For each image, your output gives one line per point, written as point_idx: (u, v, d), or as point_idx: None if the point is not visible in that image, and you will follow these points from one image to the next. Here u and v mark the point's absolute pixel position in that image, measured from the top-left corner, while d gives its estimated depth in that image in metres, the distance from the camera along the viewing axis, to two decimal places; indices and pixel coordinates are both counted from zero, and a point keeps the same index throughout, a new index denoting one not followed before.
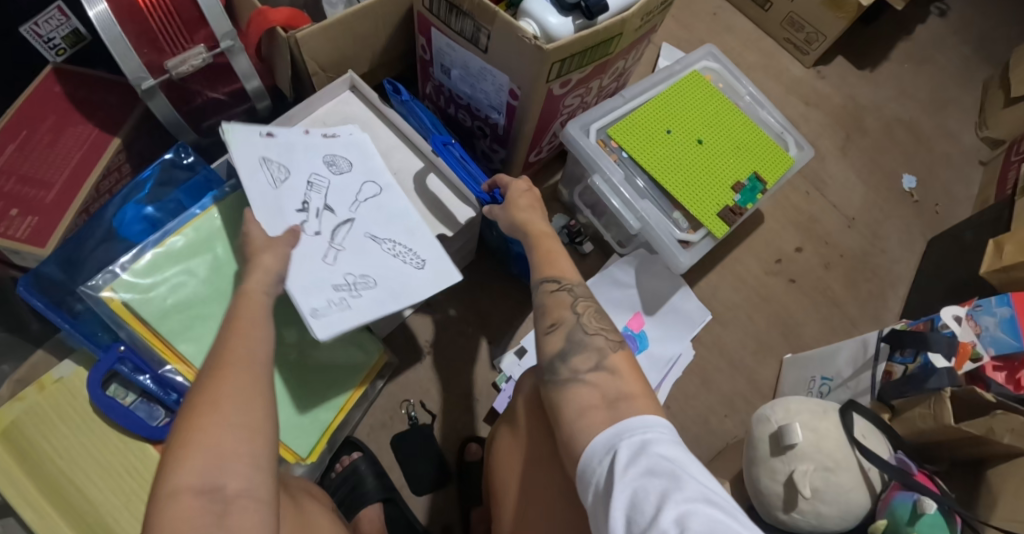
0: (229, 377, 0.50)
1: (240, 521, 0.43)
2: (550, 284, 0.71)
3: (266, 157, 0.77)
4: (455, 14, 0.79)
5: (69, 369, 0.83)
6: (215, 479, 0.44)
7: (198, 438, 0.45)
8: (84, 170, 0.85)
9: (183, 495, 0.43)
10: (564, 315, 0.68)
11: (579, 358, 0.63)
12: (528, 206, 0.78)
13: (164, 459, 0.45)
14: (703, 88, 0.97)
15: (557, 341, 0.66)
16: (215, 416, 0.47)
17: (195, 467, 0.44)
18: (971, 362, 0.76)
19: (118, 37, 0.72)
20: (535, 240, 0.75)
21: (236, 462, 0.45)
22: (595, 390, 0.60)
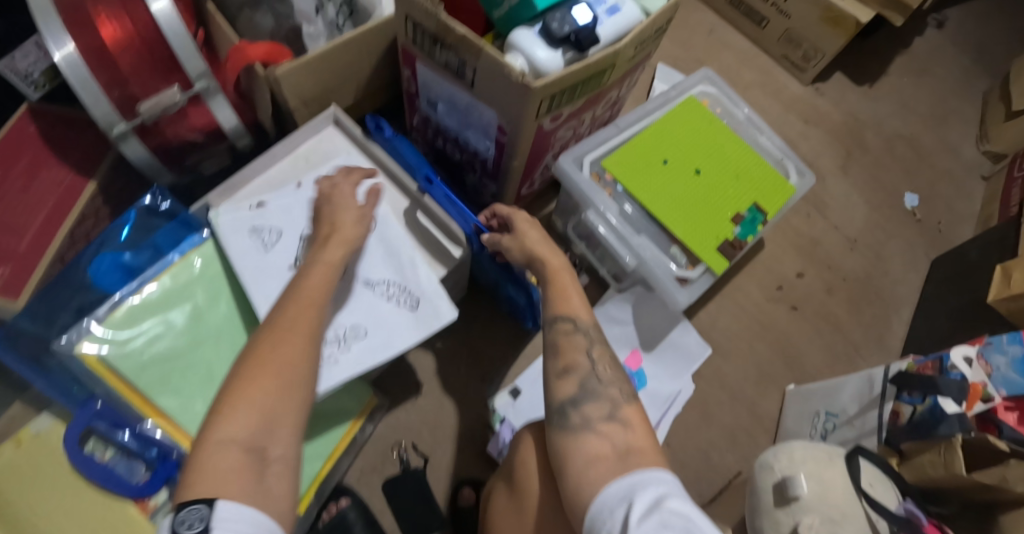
0: (290, 345, 0.56)
1: (275, 481, 0.48)
2: (564, 324, 0.66)
3: (256, 226, 0.78)
4: (439, 47, 0.75)
5: (47, 423, 0.80)
6: (261, 441, 0.50)
7: (256, 400, 0.51)
8: (58, 216, 0.82)
9: (231, 447, 0.48)
10: (578, 359, 0.64)
11: (592, 405, 0.60)
12: (539, 238, 0.73)
13: (214, 413, 0.51)
14: (700, 115, 0.93)
15: (569, 387, 0.62)
16: (271, 384, 0.53)
17: (247, 425, 0.50)
18: (982, 403, 0.72)
19: (86, 80, 0.69)
20: (550, 276, 0.70)
21: (281, 429, 0.51)
22: (604, 440, 0.56)
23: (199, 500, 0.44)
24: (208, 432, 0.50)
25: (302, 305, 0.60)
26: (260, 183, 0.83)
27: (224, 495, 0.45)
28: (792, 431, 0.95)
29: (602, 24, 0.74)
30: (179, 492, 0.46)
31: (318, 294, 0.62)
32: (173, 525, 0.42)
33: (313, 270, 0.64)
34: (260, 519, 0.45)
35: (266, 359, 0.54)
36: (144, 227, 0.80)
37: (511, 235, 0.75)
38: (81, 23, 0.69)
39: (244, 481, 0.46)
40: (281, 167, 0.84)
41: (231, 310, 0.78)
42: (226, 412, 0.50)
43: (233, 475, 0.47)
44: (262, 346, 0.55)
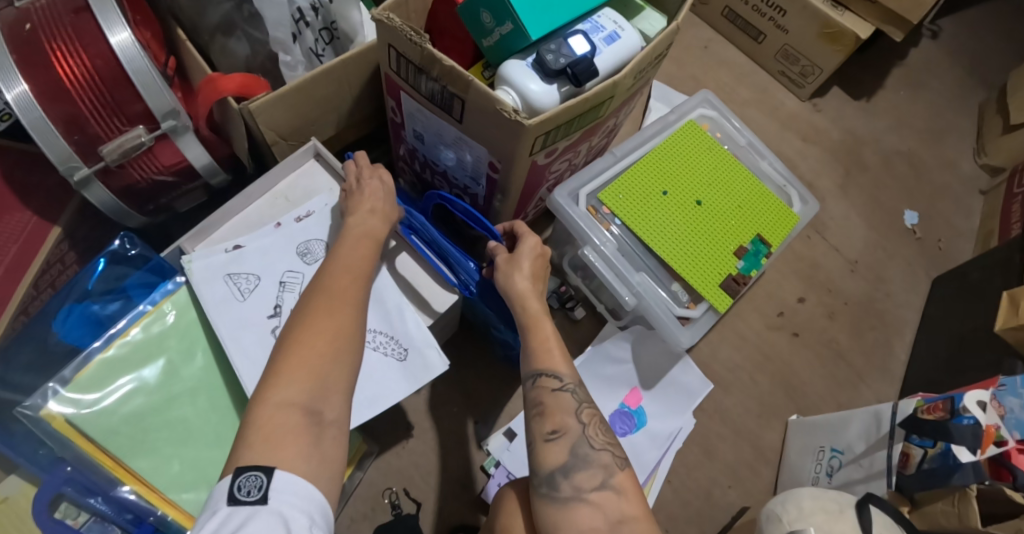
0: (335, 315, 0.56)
1: (329, 445, 0.50)
2: (548, 380, 0.61)
3: (231, 272, 0.72)
4: (423, 77, 0.69)
5: (15, 486, 0.75)
6: (317, 406, 0.50)
7: (314, 365, 0.52)
8: (20, 266, 0.78)
9: (291, 409, 0.49)
10: (567, 421, 0.59)
11: (583, 473, 0.56)
12: (530, 275, 0.68)
13: (270, 376, 0.51)
14: (701, 141, 0.90)
15: (559, 453, 0.57)
16: (326, 350, 0.53)
17: (304, 388, 0.50)
18: (994, 446, 0.66)
19: (42, 124, 0.65)
20: (530, 323, 0.64)
21: (333, 390, 0.52)
22: (597, 513, 0.53)
23: (258, 467, 0.46)
24: (264, 395, 0.50)
25: (349, 273, 0.61)
26: (238, 223, 0.78)
27: (283, 464, 0.46)
28: (795, 465, 0.93)
29: (601, 54, 0.69)
30: (236, 454, 0.47)
31: (358, 265, 0.62)
32: (233, 489, 0.45)
33: (356, 241, 0.65)
34: (316, 495, 0.47)
35: (319, 328, 0.54)
36: (113, 274, 0.75)
37: (507, 257, 0.69)
38: (36, 63, 0.65)
39: (302, 445, 0.48)
40: (258, 206, 0.79)
41: (208, 363, 0.73)
42: (285, 375, 0.51)
43: (290, 438, 0.48)
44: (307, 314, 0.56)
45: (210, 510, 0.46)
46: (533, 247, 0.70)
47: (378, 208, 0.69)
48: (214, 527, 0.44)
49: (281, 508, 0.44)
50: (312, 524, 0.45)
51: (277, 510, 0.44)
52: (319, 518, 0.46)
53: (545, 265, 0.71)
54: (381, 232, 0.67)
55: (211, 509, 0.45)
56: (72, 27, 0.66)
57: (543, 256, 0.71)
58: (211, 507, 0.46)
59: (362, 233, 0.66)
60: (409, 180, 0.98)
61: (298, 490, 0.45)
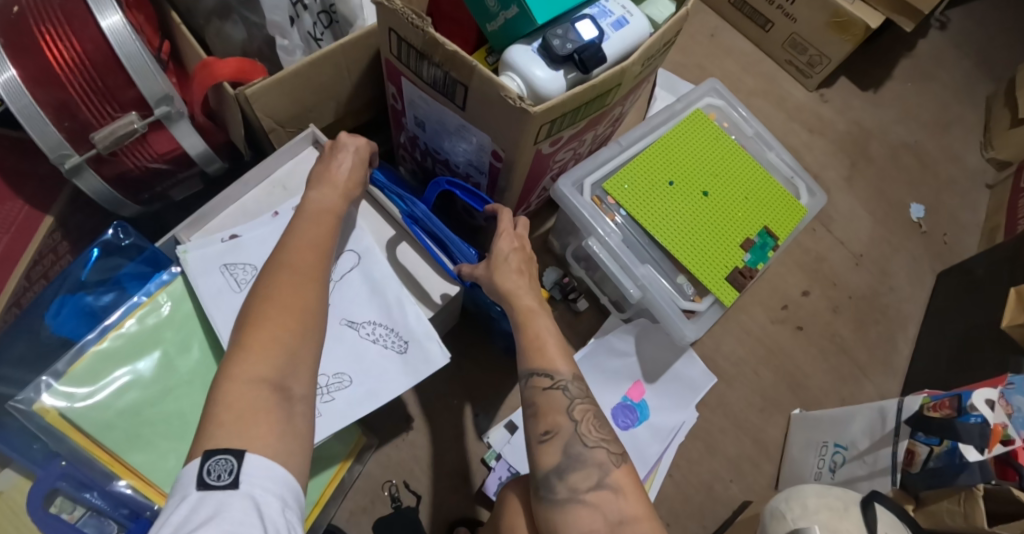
0: (293, 288, 0.55)
1: (300, 420, 0.50)
2: (541, 379, 0.60)
3: (228, 262, 0.71)
4: (425, 63, 0.67)
5: (9, 481, 0.74)
6: (282, 381, 0.50)
7: (281, 339, 0.52)
8: (11, 256, 0.75)
9: (260, 385, 0.49)
10: (559, 421, 0.58)
11: (578, 473, 0.55)
12: (516, 271, 0.66)
13: (236, 350, 0.51)
14: (708, 131, 0.88)
15: (553, 453, 0.56)
16: (294, 325, 0.53)
17: (272, 363, 0.50)
18: (1001, 444, 0.66)
19: (32, 110, 0.63)
20: (521, 320, 0.63)
21: (303, 367, 0.52)
22: (596, 513, 0.53)
23: (228, 451, 0.45)
24: (231, 372, 0.49)
25: (314, 248, 0.59)
26: (233, 212, 0.76)
27: (259, 452, 0.46)
28: (797, 460, 0.92)
29: (609, 39, 0.67)
30: (205, 433, 0.46)
31: (324, 241, 0.61)
32: (203, 474, 0.44)
33: (315, 217, 0.63)
34: (286, 476, 0.46)
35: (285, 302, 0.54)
36: (107, 264, 0.74)
37: (485, 264, 0.67)
38: (22, 44, 0.62)
39: (274, 421, 0.48)
40: (254, 195, 0.77)
41: (204, 355, 0.71)
42: (253, 350, 0.50)
43: (261, 416, 0.47)
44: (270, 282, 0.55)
45: (178, 496, 0.45)
46: (508, 243, 0.67)
47: (340, 182, 0.66)
48: (185, 514, 0.43)
49: (253, 492, 0.44)
50: (285, 507, 0.45)
51: (249, 494, 0.44)
52: (291, 500, 0.46)
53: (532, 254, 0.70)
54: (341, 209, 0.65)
55: (179, 494, 0.45)
56: (61, 10, 0.63)
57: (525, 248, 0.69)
58: (178, 493, 0.45)
59: (322, 210, 0.63)
60: (409, 168, 0.96)
61: (270, 474, 0.45)
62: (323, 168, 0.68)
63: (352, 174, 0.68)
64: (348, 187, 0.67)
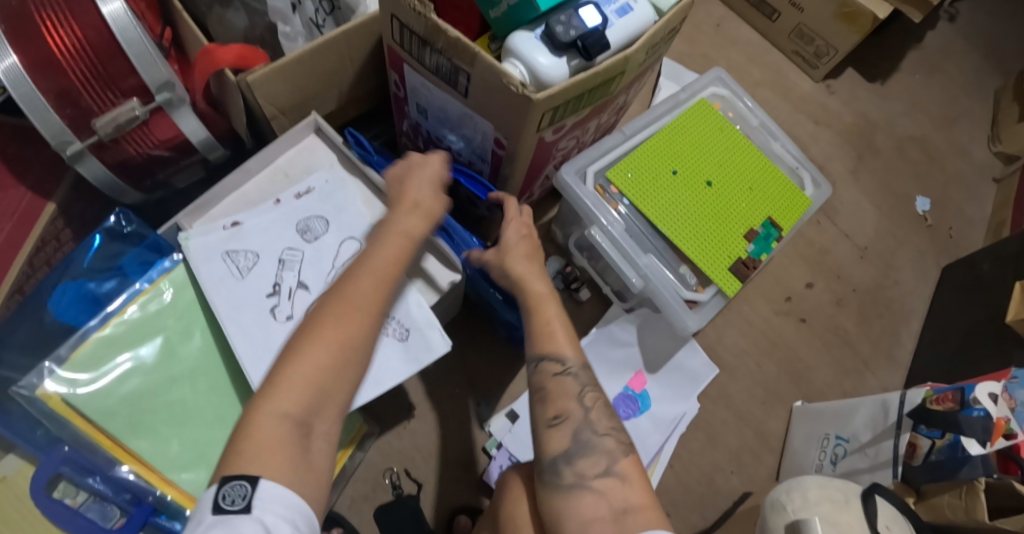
0: (339, 325, 0.55)
1: (316, 457, 0.50)
2: (552, 365, 0.60)
3: (230, 250, 0.71)
4: (428, 51, 0.66)
5: (13, 466, 0.74)
6: (307, 417, 0.51)
7: (313, 377, 0.52)
8: (13, 243, 0.75)
9: (282, 420, 0.49)
10: (569, 407, 0.58)
11: (586, 460, 0.55)
12: (524, 258, 0.66)
13: (266, 383, 0.52)
14: (712, 122, 0.87)
15: (563, 438, 0.56)
16: (330, 365, 0.53)
17: (300, 400, 0.51)
18: (1004, 439, 0.65)
19: (33, 96, 0.62)
20: (532, 304, 0.63)
21: (328, 407, 0.52)
22: (601, 500, 0.52)
23: (243, 476, 0.46)
24: (260, 403, 0.50)
25: (373, 278, 0.59)
26: (236, 199, 0.76)
27: (268, 475, 0.46)
28: (798, 452, 0.92)
29: (612, 26, 0.66)
30: (225, 460, 0.47)
31: (387, 269, 0.60)
32: (217, 498, 0.44)
33: (389, 240, 0.63)
34: (299, 503, 0.46)
35: (324, 337, 0.54)
36: (109, 252, 0.74)
37: (495, 248, 0.67)
38: (23, 31, 0.62)
39: (290, 453, 0.48)
40: (256, 182, 0.77)
41: (206, 343, 0.72)
42: (284, 384, 0.51)
43: (278, 449, 0.48)
44: (322, 313, 0.56)
45: (193, 521, 0.45)
46: (516, 232, 0.68)
47: (421, 205, 0.66)
48: None
49: (264, 517, 0.44)
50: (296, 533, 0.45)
51: (259, 518, 0.44)
52: (303, 527, 0.46)
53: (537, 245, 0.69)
54: (418, 233, 0.64)
55: (195, 519, 0.45)
56: None
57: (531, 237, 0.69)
58: (195, 518, 0.45)
59: (400, 234, 0.63)
60: None
61: (282, 499, 0.45)
62: (399, 187, 0.68)
63: (428, 197, 0.67)
64: (429, 209, 0.67)
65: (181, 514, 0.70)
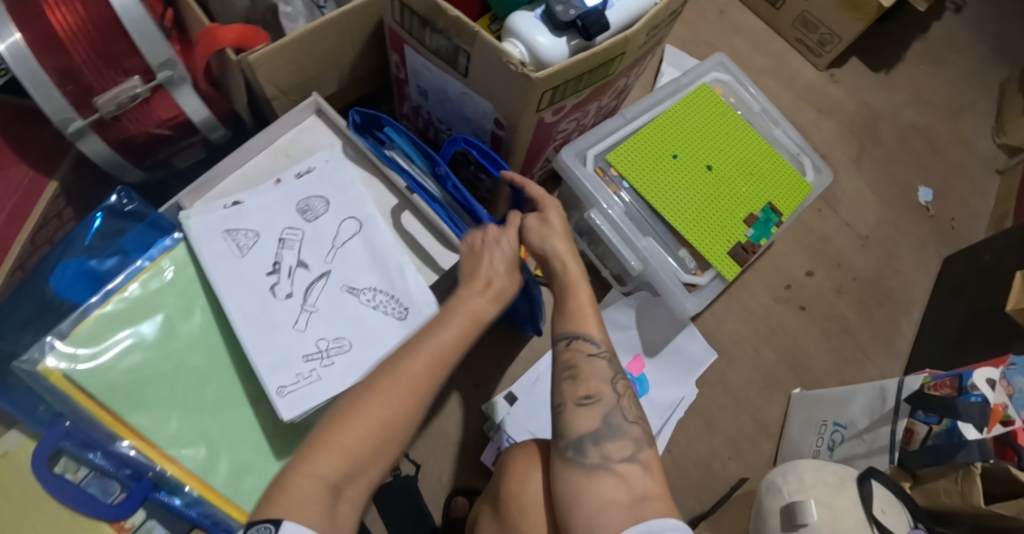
0: (388, 399, 0.51)
1: (342, 520, 0.47)
2: (586, 344, 0.61)
3: (230, 228, 0.71)
4: (429, 31, 0.66)
5: (14, 442, 0.75)
6: (341, 484, 0.48)
7: (352, 447, 0.49)
8: (15, 220, 0.76)
9: (316, 483, 0.47)
10: (602, 388, 0.59)
11: (613, 443, 0.55)
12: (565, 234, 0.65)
13: (304, 448, 0.49)
14: (713, 106, 0.87)
15: (591, 419, 0.56)
16: (370, 439, 0.50)
17: (335, 465, 0.48)
18: (1000, 424, 0.65)
19: (34, 73, 0.63)
20: (569, 281, 0.63)
21: (363, 477, 0.49)
22: (620, 484, 0.52)
23: (268, 519, 0.43)
24: (297, 461, 0.48)
25: (433, 358, 0.54)
26: (235, 179, 0.76)
27: (293, 516, 0.44)
28: (796, 439, 0.92)
29: (612, 7, 0.66)
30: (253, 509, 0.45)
31: (448, 353, 0.55)
32: None
33: (453, 320, 0.57)
34: None
35: (372, 419, 0.50)
36: (111, 230, 0.74)
37: (535, 215, 0.66)
38: (27, 11, 0.63)
39: (318, 510, 0.45)
40: (257, 161, 0.77)
41: (207, 321, 0.72)
42: (321, 448, 0.48)
43: (307, 507, 0.45)
44: (375, 387, 0.52)
45: None
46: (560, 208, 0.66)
47: (493, 286, 0.61)
48: None
49: None
50: None
51: None
52: None
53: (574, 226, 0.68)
54: (485, 317, 0.59)
55: None
56: None
57: None
58: None
59: (470, 315, 0.58)
60: None
61: None
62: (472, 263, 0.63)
63: (502, 278, 0.61)
64: (501, 290, 0.61)
65: (182, 490, 0.71)
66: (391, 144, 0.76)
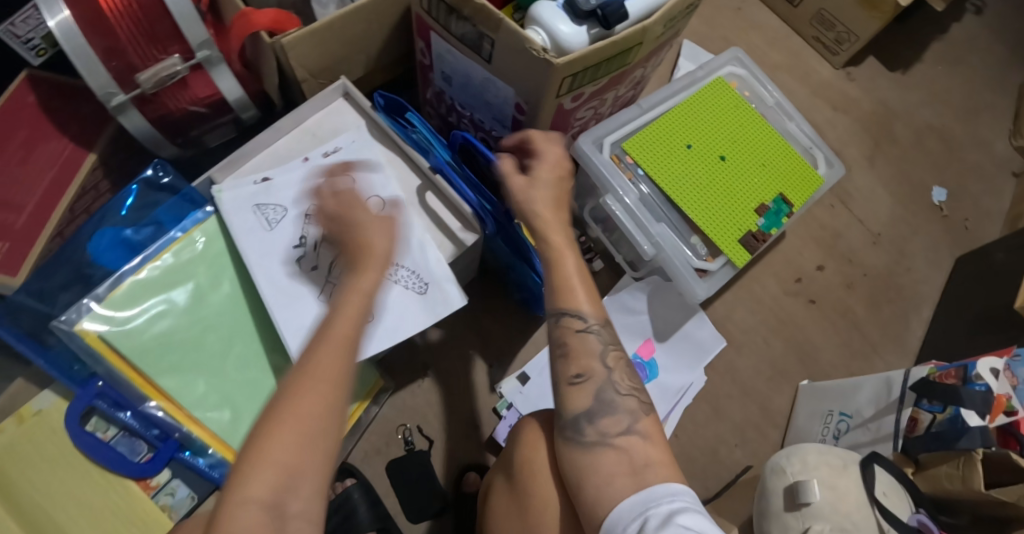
0: (307, 396, 0.48)
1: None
2: (574, 321, 0.61)
3: (260, 203, 0.74)
4: (455, 19, 0.69)
5: (48, 400, 0.78)
6: (280, 497, 0.45)
7: (282, 456, 0.45)
8: (55, 192, 0.79)
9: (250, 505, 0.43)
10: (592, 365, 0.60)
11: (608, 419, 0.57)
12: (548, 205, 0.65)
13: (237, 467, 0.46)
14: (728, 98, 0.89)
15: (584, 398, 0.58)
16: (302, 440, 0.46)
17: (267, 482, 0.44)
18: (1005, 416, 0.68)
19: (82, 48, 0.66)
20: (553, 255, 0.63)
21: (303, 483, 0.46)
22: (622, 456, 0.54)
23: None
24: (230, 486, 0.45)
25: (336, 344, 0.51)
26: (265, 157, 0.79)
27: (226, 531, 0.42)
28: (802, 428, 0.94)
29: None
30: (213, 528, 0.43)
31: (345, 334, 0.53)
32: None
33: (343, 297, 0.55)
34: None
35: (297, 436, 0.46)
36: (145, 202, 0.79)
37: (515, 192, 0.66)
38: None
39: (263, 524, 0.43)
40: (286, 141, 0.80)
41: (235, 291, 0.75)
42: (248, 467, 0.45)
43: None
44: (290, 396, 0.48)
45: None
46: (550, 172, 0.67)
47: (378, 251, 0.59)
48: None
49: None
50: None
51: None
52: None
53: (565, 190, 0.68)
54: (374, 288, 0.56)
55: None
56: None
57: (562, 180, 0.68)
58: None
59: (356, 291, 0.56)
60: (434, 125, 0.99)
61: None
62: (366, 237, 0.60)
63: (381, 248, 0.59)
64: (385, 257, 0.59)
65: (206, 452, 0.75)
66: (414, 129, 0.81)
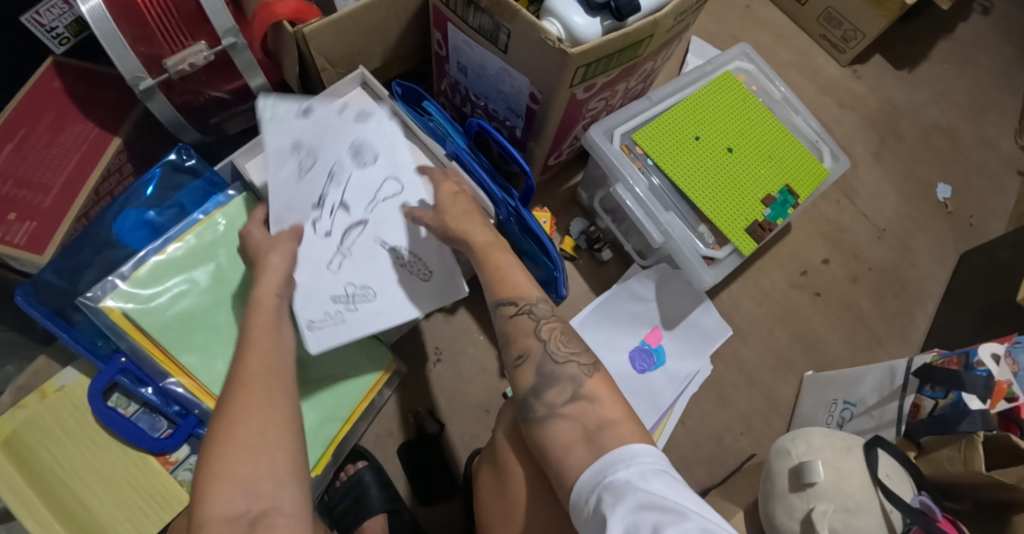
0: (245, 404, 0.52)
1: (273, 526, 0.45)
2: (508, 308, 0.63)
3: (299, 140, 0.73)
4: (472, 10, 0.71)
5: (72, 377, 0.81)
6: (243, 505, 0.47)
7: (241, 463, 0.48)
8: (81, 174, 0.81)
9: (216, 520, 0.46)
10: (529, 344, 0.61)
11: (552, 390, 0.58)
12: (461, 214, 0.70)
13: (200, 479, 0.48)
14: (737, 92, 0.91)
15: (528, 376, 0.59)
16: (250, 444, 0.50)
17: (227, 495, 0.47)
18: (1004, 401, 0.69)
19: (112, 34, 0.67)
20: (481, 255, 0.67)
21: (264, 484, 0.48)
22: (574, 424, 0.55)
23: None
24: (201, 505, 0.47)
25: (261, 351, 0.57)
26: None
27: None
28: (809, 417, 0.95)
29: None
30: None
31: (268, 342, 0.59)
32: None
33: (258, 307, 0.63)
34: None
35: (244, 445, 0.49)
36: (169, 184, 0.80)
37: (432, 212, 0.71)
38: None
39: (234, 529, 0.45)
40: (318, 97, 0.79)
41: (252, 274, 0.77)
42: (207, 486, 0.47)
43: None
44: (229, 406, 0.52)
45: None
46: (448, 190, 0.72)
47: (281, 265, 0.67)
48: None
49: None
50: None
51: None
52: None
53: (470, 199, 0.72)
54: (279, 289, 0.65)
55: None
56: None
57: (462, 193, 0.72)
58: None
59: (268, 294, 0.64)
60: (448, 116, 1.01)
61: None
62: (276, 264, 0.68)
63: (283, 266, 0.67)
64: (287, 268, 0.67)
65: None
66: (431, 117, 0.80)
